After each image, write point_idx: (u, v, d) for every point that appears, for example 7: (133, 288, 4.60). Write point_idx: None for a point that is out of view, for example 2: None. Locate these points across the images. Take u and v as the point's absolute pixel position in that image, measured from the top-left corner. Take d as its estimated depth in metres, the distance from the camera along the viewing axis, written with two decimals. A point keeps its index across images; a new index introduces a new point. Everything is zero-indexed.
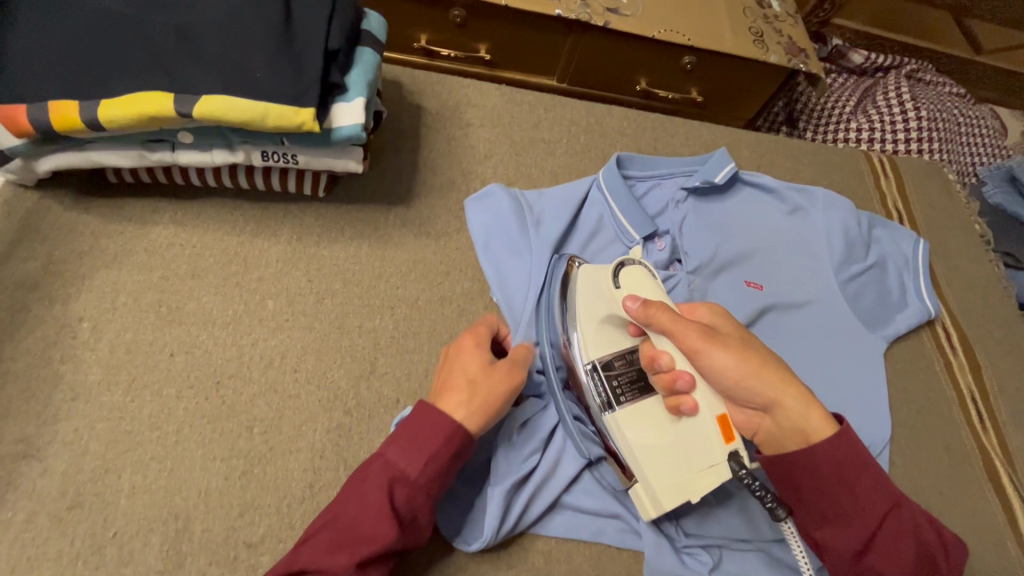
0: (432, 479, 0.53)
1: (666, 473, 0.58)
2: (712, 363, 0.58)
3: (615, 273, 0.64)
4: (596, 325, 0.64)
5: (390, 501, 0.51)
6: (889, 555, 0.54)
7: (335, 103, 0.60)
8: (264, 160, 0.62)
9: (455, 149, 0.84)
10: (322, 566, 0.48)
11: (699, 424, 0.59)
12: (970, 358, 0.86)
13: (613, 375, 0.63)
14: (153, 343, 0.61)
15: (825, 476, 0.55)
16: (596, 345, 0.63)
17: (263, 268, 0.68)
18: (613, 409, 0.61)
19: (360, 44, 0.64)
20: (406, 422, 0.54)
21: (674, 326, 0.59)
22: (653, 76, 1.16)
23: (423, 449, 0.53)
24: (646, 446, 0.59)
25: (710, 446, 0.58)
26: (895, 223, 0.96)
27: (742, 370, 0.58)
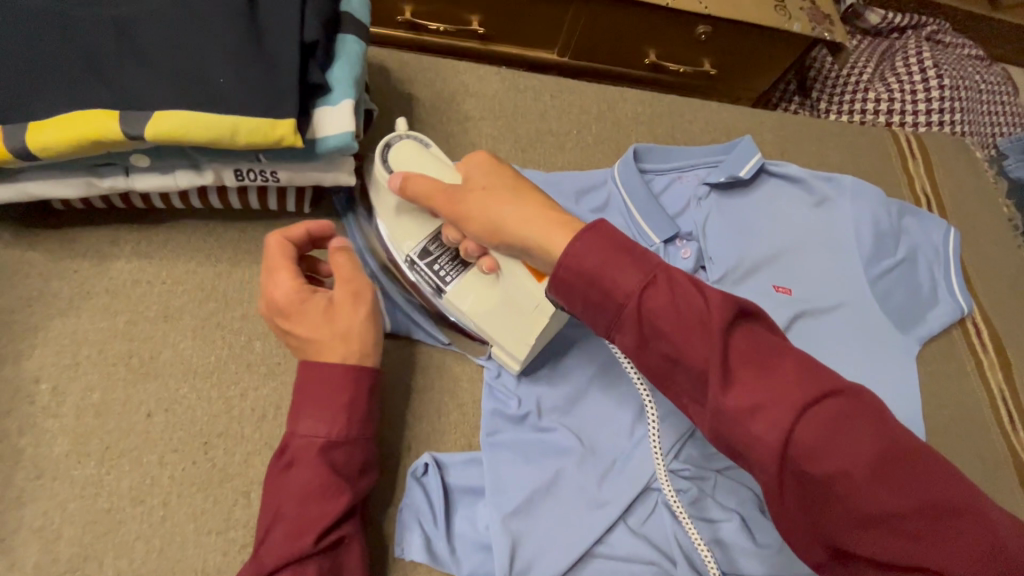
0: (366, 427, 0.50)
1: (503, 327, 0.58)
2: (479, 204, 0.51)
3: (385, 157, 0.60)
4: (393, 211, 0.61)
5: (327, 464, 0.47)
6: (743, 392, 0.39)
7: (317, 109, 0.50)
8: (238, 179, 0.53)
9: (453, 148, 0.75)
10: (283, 559, 0.44)
11: (513, 276, 0.55)
12: (1000, 355, 0.82)
13: (433, 261, 0.60)
14: (127, 402, 0.53)
15: (643, 314, 0.43)
16: (399, 236, 0.61)
17: (246, 303, 0.60)
18: (443, 293, 0.60)
19: (341, 31, 0.54)
20: (302, 389, 0.49)
21: (430, 189, 0.55)
22: (663, 48, 1.05)
23: (337, 402, 0.49)
24: (480, 309, 0.59)
25: (531, 292, 0.55)
26: (925, 210, 0.90)
27: (523, 223, 0.49)
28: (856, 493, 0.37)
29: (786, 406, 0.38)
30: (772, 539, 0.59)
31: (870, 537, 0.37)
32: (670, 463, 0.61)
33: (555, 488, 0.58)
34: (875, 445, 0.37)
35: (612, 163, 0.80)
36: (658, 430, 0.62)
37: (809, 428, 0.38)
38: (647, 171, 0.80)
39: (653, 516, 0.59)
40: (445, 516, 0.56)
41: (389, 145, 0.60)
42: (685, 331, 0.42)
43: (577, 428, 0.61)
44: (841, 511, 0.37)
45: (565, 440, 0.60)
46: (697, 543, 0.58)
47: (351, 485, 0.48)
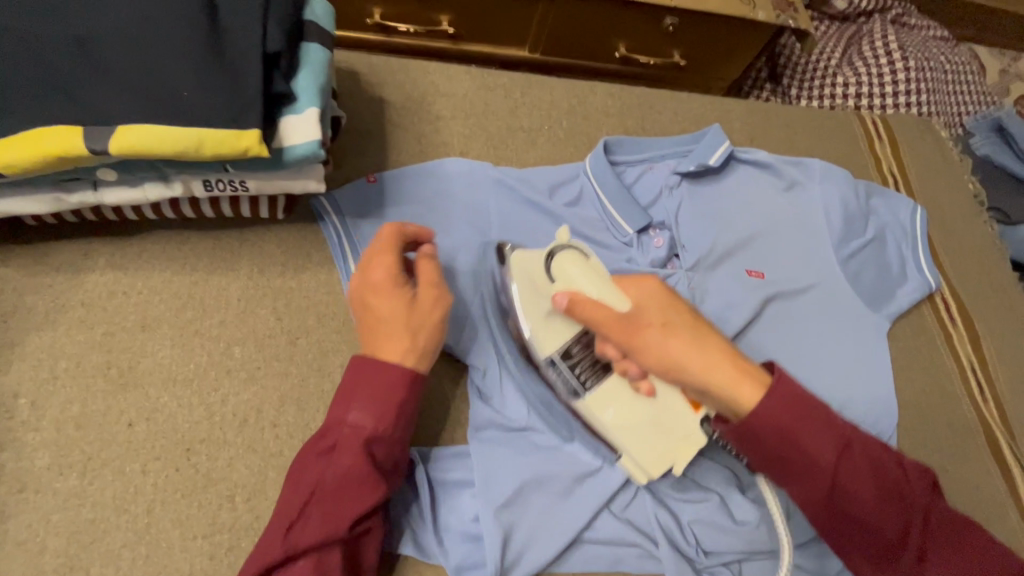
0: (407, 428, 0.52)
1: (647, 445, 0.57)
2: (661, 346, 0.53)
3: (546, 266, 0.60)
4: (544, 317, 0.60)
5: (370, 459, 0.50)
6: (860, 499, 0.51)
7: (282, 118, 0.51)
8: (207, 190, 0.53)
9: (426, 148, 0.75)
10: (313, 541, 0.47)
11: (661, 404, 0.58)
12: (968, 328, 0.85)
13: (573, 363, 0.59)
14: (106, 413, 0.54)
15: (783, 439, 0.51)
16: (545, 340, 0.59)
17: (223, 309, 0.60)
18: (581, 396, 0.58)
19: (305, 41, 0.55)
20: (354, 379, 0.52)
21: (605, 319, 0.55)
22: (633, 40, 1.06)
23: (389, 402, 0.51)
24: (621, 424, 0.58)
25: (683, 418, 0.58)
26: (891, 190, 0.92)
27: (705, 368, 0.53)
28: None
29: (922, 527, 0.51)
30: (750, 515, 0.61)
31: None
32: None
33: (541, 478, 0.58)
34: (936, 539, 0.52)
35: (584, 157, 0.81)
36: None
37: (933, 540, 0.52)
38: (618, 163, 0.81)
39: (636, 500, 0.61)
40: (431, 509, 0.57)
41: (553, 254, 0.61)
42: (851, 475, 0.51)
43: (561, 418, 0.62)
44: None
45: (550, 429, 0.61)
46: (677, 524, 0.60)
47: (385, 482, 0.51)
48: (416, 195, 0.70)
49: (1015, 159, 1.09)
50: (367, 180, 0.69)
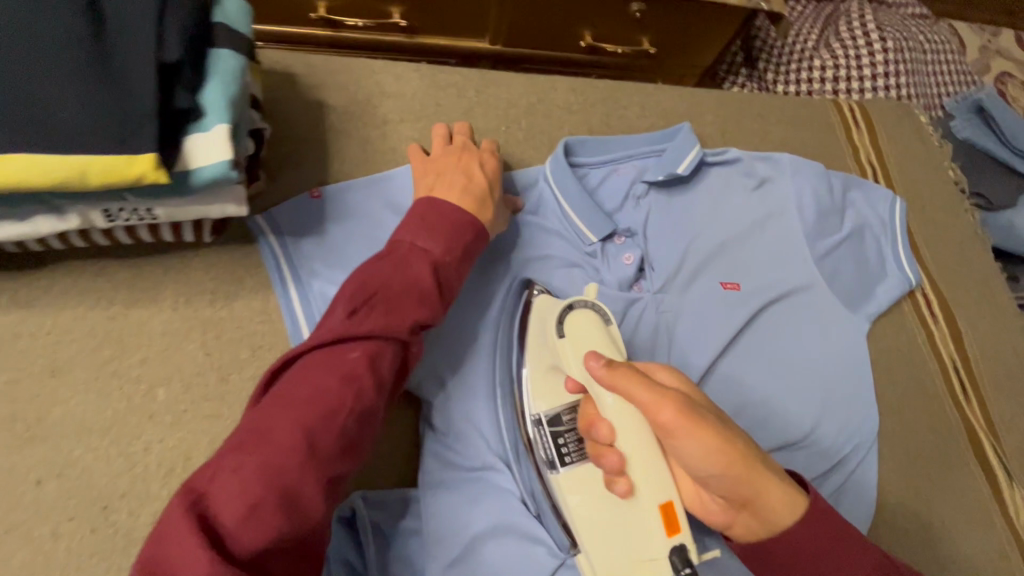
0: (463, 267, 0.56)
1: (606, 547, 0.51)
2: (683, 442, 0.46)
3: (562, 317, 0.55)
4: (543, 369, 0.57)
5: (435, 275, 0.53)
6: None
7: (187, 136, 0.45)
8: (110, 220, 0.47)
9: (372, 156, 0.70)
10: (366, 333, 0.47)
11: (637, 505, 0.50)
12: (949, 323, 0.82)
13: (560, 432, 0.55)
14: (12, 471, 0.49)
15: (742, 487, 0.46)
16: (544, 397, 0.56)
17: (145, 347, 0.55)
18: (558, 469, 0.54)
19: (213, 47, 0.49)
20: (423, 211, 0.57)
21: (647, 403, 0.46)
22: (598, 28, 1.01)
23: (457, 236, 0.56)
24: (586, 507, 0.52)
25: (653, 534, 0.49)
26: (869, 181, 0.88)
27: (714, 465, 0.45)
28: None
29: None
30: None
31: None
32: None
33: (498, 534, 0.55)
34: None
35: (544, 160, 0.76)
36: None
37: None
38: (582, 165, 0.76)
39: None
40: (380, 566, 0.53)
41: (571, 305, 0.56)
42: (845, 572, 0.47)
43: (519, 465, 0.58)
44: None
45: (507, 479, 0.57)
46: None
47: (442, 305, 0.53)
48: (363, 209, 0.65)
49: (996, 141, 1.06)
50: (310, 196, 0.63)
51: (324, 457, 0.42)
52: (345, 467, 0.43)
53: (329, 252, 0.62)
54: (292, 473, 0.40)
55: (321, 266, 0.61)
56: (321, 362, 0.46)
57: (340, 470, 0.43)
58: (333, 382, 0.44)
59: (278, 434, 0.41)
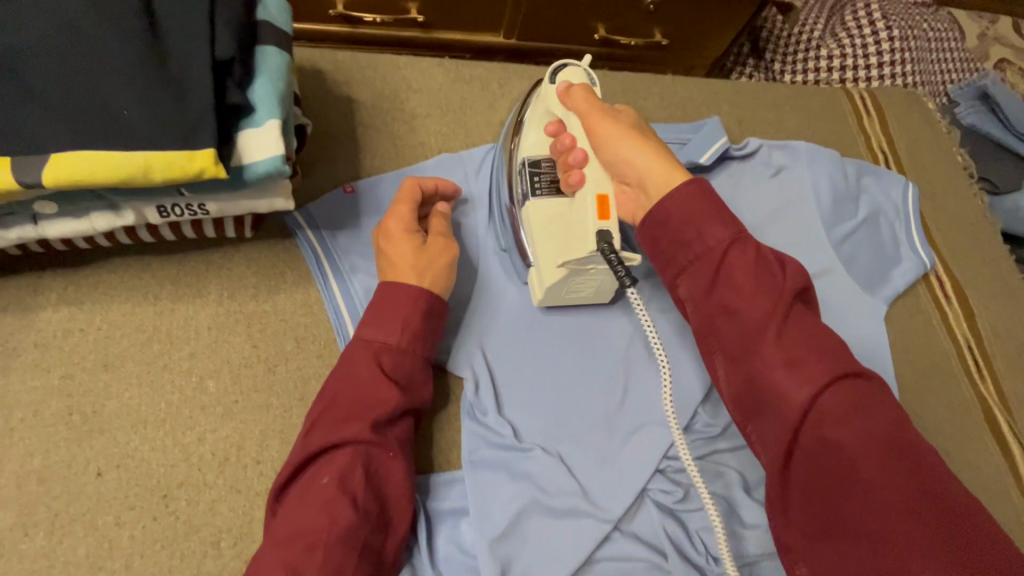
0: (418, 342, 0.55)
1: (553, 240, 0.59)
2: (607, 138, 0.56)
3: (555, 70, 0.63)
4: (539, 116, 0.64)
5: (381, 367, 0.52)
6: (738, 286, 0.49)
7: (241, 132, 0.46)
8: (163, 216, 0.48)
9: (401, 150, 0.71)
10: (335, 441, 0.49)
11: (581, 202, 0.58)
12: (962, 303, 0.84)
13: (538, 172, 0.62)
14: (72, 464, 0.50)
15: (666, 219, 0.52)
16: (529, 146, 0.64)
17: (192, 341, 0.56)
18: (528, 200, 0.61)
19: (259, 44, 0.50)
20: (373, 303, 0.55)
21: (586, 109, 0.58)
22: (612, 22, 1.02)
23: (397, 314, 0.54)
24: (540, 220, 0.60)
25: (586, 221, 0.57)
26: (882, 167, 0.90)
27: (641, 157, 0.54)
28: (845, 448, 0.44)
29: (824, 372, 0.46)
30: (759, 518, 0.59)
31: (847, 491, 0.43)
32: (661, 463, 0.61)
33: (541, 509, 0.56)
34: (847, 392, 0.45)
35: None
36: (643, 431, 0.61)
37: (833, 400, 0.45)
38: None
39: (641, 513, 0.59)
40: (427, 543, 0.54)
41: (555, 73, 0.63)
42: (739, 269, 0.50)
43: (553, 441, 0.59)
44: (834, 459, 0.44)
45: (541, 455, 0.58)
46: (685, 531, 0.58)
47: (400, 391, 0.53)
48: None
49: (1000, 127, 1.09)
50: (344, 190, 0.65)
51: None
52: None
53: (367, 245, 0.64)
54: None
55: (360, 260, 0.63)
56: (300, 493, 0.48)
57: None
58: (310, 511, 0.46)
59: None
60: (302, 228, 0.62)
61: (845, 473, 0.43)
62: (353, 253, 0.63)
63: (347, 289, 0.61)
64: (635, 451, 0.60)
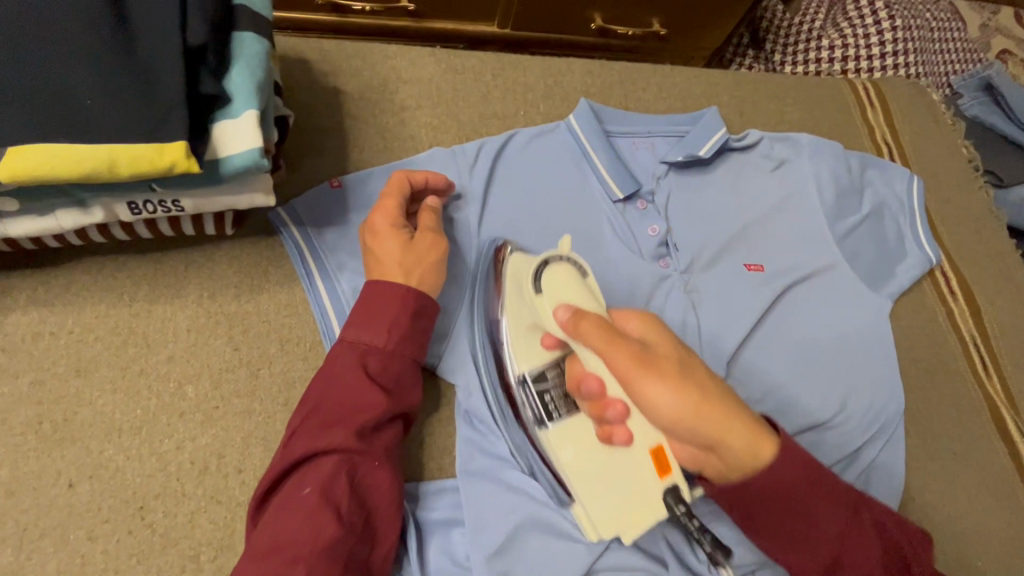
0: (406, 344, 0.52)
1: (596, 494, 0.51)
2: (656, 400, 0.46)
3: (538, 273, 0.53)
4: (525, 326, 0.55)
5: (367, 370, 0.50)
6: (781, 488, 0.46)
7: (216, 124, 0.43)
8: (135, 213, 0.46)
9: (391, 144, 0.68)
10: (318, 448, 0.47)
11: (631, 455, 0.50)
12: (968, 300, 0.82)
13: (546, 388, 0.54)
14: (42, 474, 0.47)
15: (767, 498, 0.47)
16: (527, 356, 0.55)
17: (170, 344, 0.53)
18: (547, 426, 0.53)
19: (236, 28, 0.47)
20: (358, 303, 0.53)
21: (603, 345, 0.47)
22: (609, 10, 0.99)
23: (384, 315, 0.52)
24: (575, 468, 0.52)
25: (644, 481, 0.49)
26: (887, 160, 0.88)
27: (688, 418, 0.46)
28: None
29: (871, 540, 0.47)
30: None
31: None
32: None
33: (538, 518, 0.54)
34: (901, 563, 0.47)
35: (565, 117, 0.75)
36: None
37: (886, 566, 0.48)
38: (611, 135, 0.76)
39: None
40: (419, 553, 0.53)
41: (547, 262, 0.54)
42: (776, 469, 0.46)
43: None
44: None
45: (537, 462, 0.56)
46: (686, 539, 0.57)
47: (387, 395, 0.50)
48: None
49: (1005, 118, 1.06)
50: (331, 185, 0.62)
51: None
52: None
53: (354, 241, 0.60)
54: None
55: (347, 257, 0.59)
56: (281, 501, 0.46)
57: None
58: (291, 522, 0.44)
59: None
60: (286, 224, 0.59)
61: None
62: (340, 251, 0.60)
63: (332, 288, 0.58)
64: None
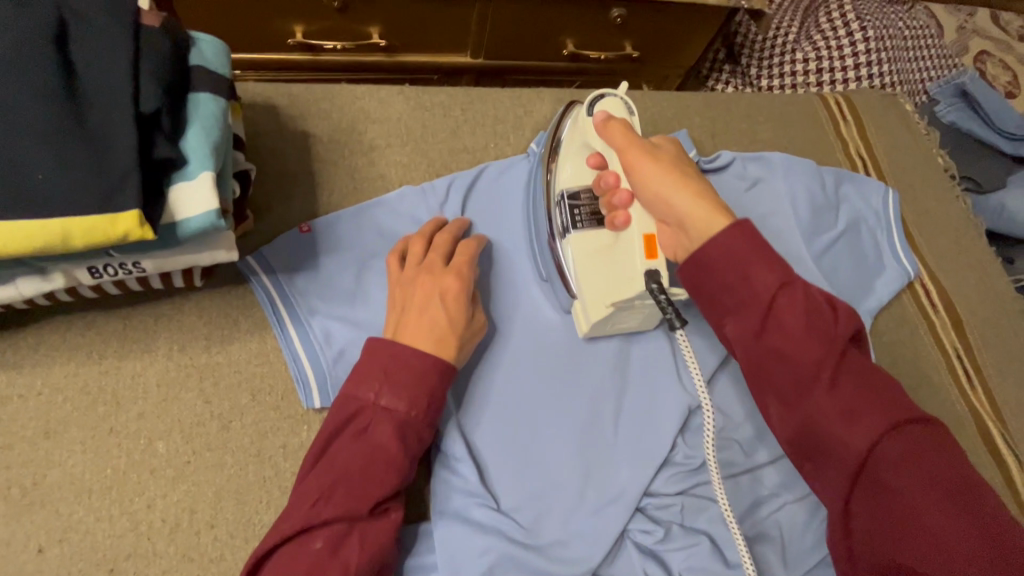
0: (436, 417, 0.53)
1: (598, 284, 0.60)
2: (647, 176, 0.56)
3: (592, 103, 0.63)
4: (574, 151, 0.63)
5: (402, 442, 0.50)
6: (793, 332, 0.49)
7: (172, 187, 0.44)
8: (95, 276, 0.46)
9: (361, 184, 0.68)
10: (343, 517, 0.47)
11: (629, 243, 0.59)
12: (949, 312, 0.82)
13: (578, 206, 0.61)
14: (11, 541, 0.47)
15: (778, 354, 0.49)
16: (569, 176, 0.62)
17: (140, 400, 0.53)
18: (569, 234, 0.60)
19: (192, 91, 0.47)
20: (389, 365, 0.52)
21: (621, 139, 0.58)
22: (580, 36, 1.00)
23: (424, 390, 0.52)
24: (587, 263, 0.60)
25: (635, 262, 0.58)
26: (861, 174, 0.88)
27: (673, 189, 0.55)
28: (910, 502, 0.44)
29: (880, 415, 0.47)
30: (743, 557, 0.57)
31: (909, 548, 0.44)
32: (639, 502, 0.58)
33: (516, 561, 0.54)
34: (905, 440, 0.46)
35: (528, 146, 0.76)
36: (619, 471, 0.59)
37: (893, 443, 0.46)
38: None
39: (621, 557, 0.57)
40: None
41: (602, 96, 0.64)
42: (786, 309, 0.49)
43: (528, 489, 0.57)
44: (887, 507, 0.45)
45: (513, 501, 0.57)
46: (667, 575, 0.56)
47: (414, 466, 0.52)
48: (355, 241, 0.64)
49: (982, 124, 1.06)
50: (300, 231, 0.62)
51: None
52: None
53: (325, 287, 0.61)
54: None
55: (319, 303, 0.60)
56: (288, 563, 0.45)
57: None
58: None
59: None
60: (253, 276, 0.59)
61: (903, 518, 0.45)
62: (313, 298, 0.60)
63: (303, 335, 0.58)
64: (609, 492, 0.58)
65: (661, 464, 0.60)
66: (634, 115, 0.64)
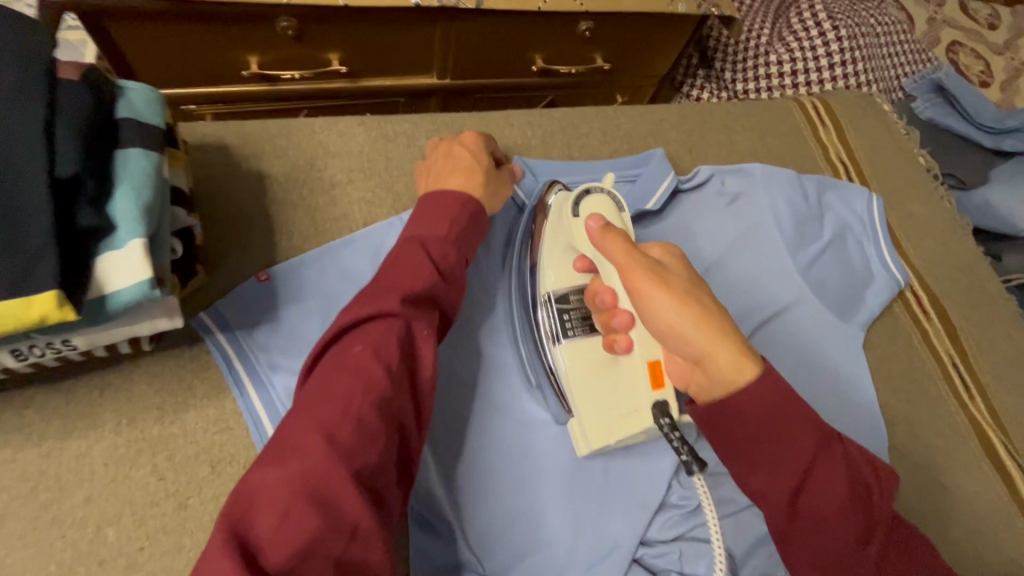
0: (460, 244, 0.53)
1: (597, 407, 0.55)
2: (655, 308, 0.47)
3: (578, 199, 0.58)
4: (561, 249, 0.60)
5: (429, 257, 0.50)
6: (832, 500, 0.42)
7: (97, 258, 0.39)
8: (20, 358, 0.42)
9: (323, 226, 0.65)
10: (375, 312, 0.44)
11: (631, 366, 0.54)
12: (942, 319, 0.80)
13: (567, 309, 0.59)
14: None
15: (815, 519, 0.42)
16: (555, 276, 0.60)
17: (87, 484, 0.49)
18: (561, 341, 0.57)
19: (117, 147, 0.43)
20: (418, 214, 0.55)
21: (622, 259, 0.49)
22: (549, 51, 0.97)
23: (444, 218, 0.54)
24: (584, 385, 0.56)
25: (639, 391, 0.53)
26: (842, 180, 0.86)
27: (679, 315, 0.45)
28: None
29: None
30: None
31: None
32: (632, 552, 0.55)
33: None
34: None
35: None
36: (610, 518, 0.56)
37: None
38: None
39: None
40: None
41: (588, 190, 0.59)
42: (824, 475, 0.42)
43: (515, 546, 0.54)
44: None
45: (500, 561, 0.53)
46: None
47: (444, 280, 0.50)
48: (318, 287, 0.60)
49: (960, 119, 1.05)
50: (259, 280, 0.58)
51: (348, 446, 0.36)
52: (378, 457, 0.38)
53: (289, 340, 0.58)
54: (318, 473, 0.35)
55: (282, 359, 0.57)
56: (328, 362, 0.41)
57: (368, 461, 0.37)
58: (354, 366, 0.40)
59: (296, 447, 0.36)
60: (208, 334, 0.55)
61: None
62: (276, 353, 0.57)
63: (266, 397, 0.54)
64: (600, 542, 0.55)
65: (655, 508, 0.57)
66: (625, 210, 0.59)
